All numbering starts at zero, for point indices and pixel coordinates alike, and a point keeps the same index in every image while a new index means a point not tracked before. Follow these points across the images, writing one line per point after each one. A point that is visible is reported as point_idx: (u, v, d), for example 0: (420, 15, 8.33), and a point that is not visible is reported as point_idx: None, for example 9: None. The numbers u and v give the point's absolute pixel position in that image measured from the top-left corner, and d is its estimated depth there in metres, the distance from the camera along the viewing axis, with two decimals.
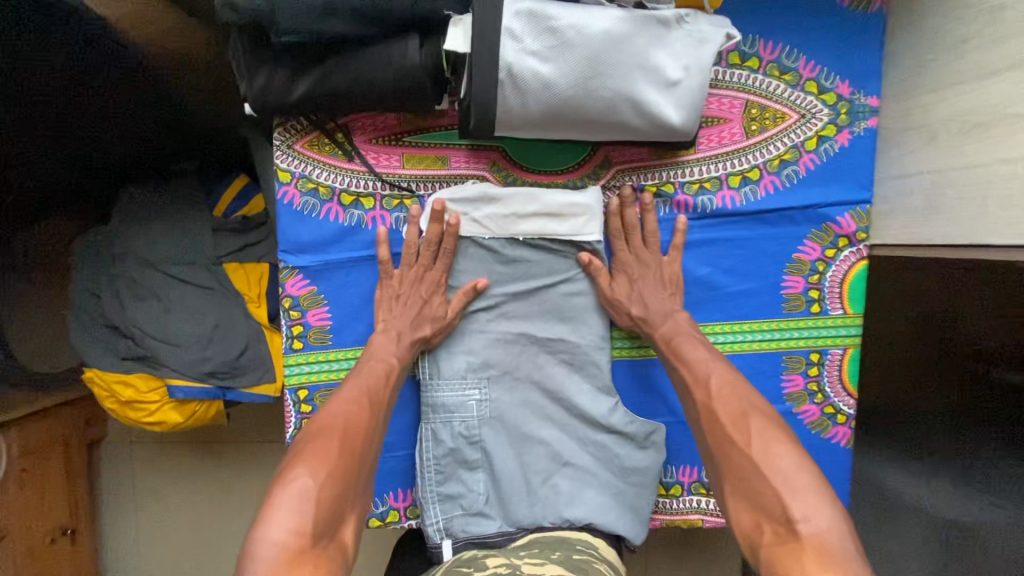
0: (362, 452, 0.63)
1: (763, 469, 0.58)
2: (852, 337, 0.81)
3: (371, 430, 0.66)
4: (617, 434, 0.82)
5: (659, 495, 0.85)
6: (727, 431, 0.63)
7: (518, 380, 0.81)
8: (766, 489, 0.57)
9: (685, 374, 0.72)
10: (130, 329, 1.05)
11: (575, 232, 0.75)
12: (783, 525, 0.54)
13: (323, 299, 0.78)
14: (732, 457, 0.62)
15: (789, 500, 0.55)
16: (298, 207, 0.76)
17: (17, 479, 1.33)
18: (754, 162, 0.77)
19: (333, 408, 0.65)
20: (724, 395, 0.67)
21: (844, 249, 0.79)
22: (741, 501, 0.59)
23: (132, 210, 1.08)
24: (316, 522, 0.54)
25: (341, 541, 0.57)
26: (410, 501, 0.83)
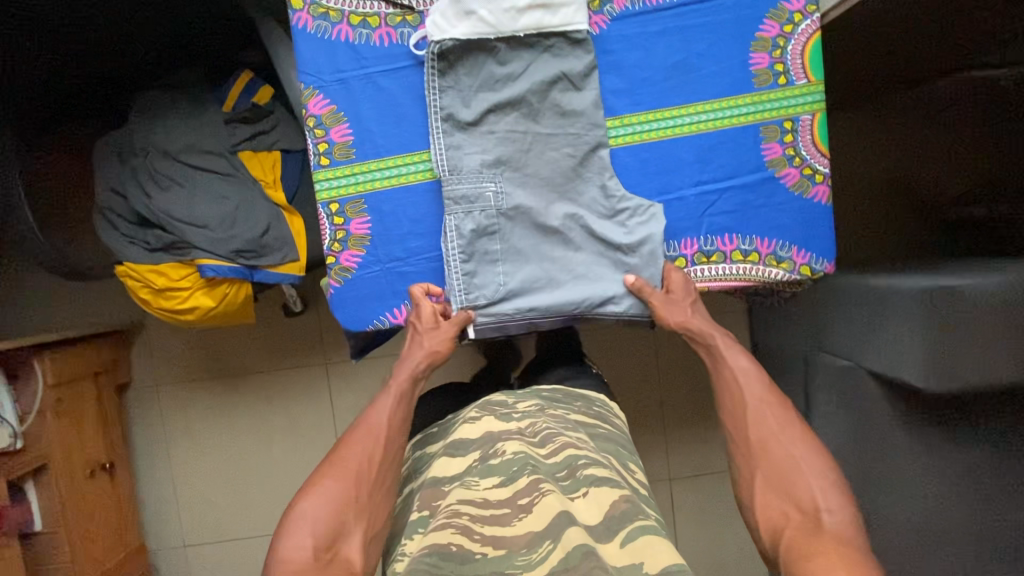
0: (365, 473, 0.74)
1: (798, 470, 0.74)
2: (817, 102, 0.90)
3: (373, 456, 0.77)
4: (622, 217, 0.90)
5: (700, 263, 0.91)
6: (769, 432, 0.80)
7: (528, 176, 0.88)
8: (803, 484, 0.72)
9: (731, 372, 0.89)
10: (158, 217, 1.12)
11: (566, 23, 0.84)
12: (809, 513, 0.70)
13: (343, 116, 0.86)
14: (769, 451, 0.78)
15: (819, 496, 0.71)
16: (312, 31, 0.84)
17: (55, 407, 1.37)
18: None
19: (357, 436, 0.78)
20: (760, 409, 0.82)
21: (799, 23, 0.88)
22: (770, 490, 0.74)
23: (147, 111, 1.16)
24: (321, 539, 0.68)
25: (347, 556, 0.68)
26: (443, 302, 0.90)
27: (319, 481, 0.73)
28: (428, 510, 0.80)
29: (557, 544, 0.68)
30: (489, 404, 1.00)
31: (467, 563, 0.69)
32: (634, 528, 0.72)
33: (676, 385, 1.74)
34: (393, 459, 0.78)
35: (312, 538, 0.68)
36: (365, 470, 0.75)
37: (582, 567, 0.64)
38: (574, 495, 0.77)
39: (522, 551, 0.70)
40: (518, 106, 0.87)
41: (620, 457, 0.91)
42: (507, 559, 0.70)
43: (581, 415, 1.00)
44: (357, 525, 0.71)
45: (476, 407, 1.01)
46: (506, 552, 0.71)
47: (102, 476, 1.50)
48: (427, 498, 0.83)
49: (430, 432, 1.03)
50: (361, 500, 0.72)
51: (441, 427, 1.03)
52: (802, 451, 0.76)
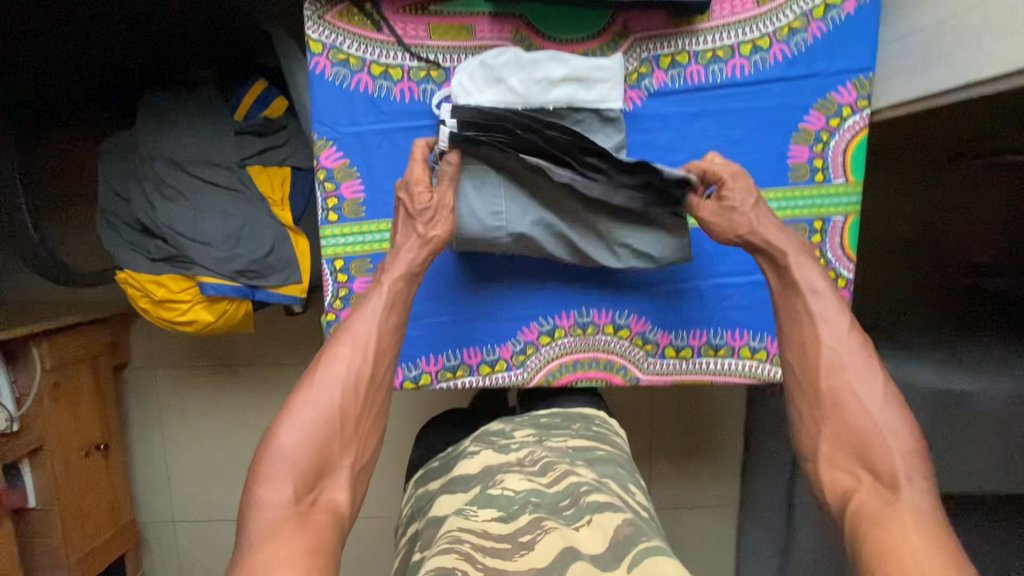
0: (349, 411, 0.71)
1: (879, 435, 0.66)
2: (852, 204, 0.85)
3: (355, 388, 0.72)
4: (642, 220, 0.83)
5: (706, 355, 0.89)
6: (845, 378, 0.71)
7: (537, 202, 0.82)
8: (880, 450, 0.65)
9: (806, 304, 0.76)
10: (160, 229, 1.09)
11: (601, 100, 0.79)
12: (885, 479, 0.64)
13: (356, 171, 0.82)
14: (843, 407, 0.69)
15: (896, 460, 0.64)
16: (330, 77, 0.79)
17: (51, 392, 1.38)
18: (765, 31, 0.80)
19: (340, 350, 0.73)
20: (841, 350, 0.72)
21: (847, 118, 0.83)
22: (839, 448, 0.68)
23: (155, 116, 1.11)
24: (301, 481, 0.65)
25: (331, 501, 0.66)
26: (442, 365, 0.88)
27: (285, 421, 0.68)
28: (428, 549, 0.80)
29: None
30: (487, 437, 1.00)
31: None
32: (637, 551, 0.67)
33: (671, 418, 1.75)
34: (377, 375, 0.75)
35: (287, 480, 0.64)
36: (348, 406, 0.71)
37: None
38: (577, 524, 0.75)
39: None
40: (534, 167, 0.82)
41: (619, 479, 0.89)
42: None
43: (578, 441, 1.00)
44: (342, 458, 0.70)
45: (474, 438, 1.02)
46: None
47: (96, 456, 1.53)
48: (428, 540, 0.82)
49: (430, 466, 1.01)
50: (345, 434, 0.70)
51: (443, 462, 1.01)
52: (887, 406, 0.68)
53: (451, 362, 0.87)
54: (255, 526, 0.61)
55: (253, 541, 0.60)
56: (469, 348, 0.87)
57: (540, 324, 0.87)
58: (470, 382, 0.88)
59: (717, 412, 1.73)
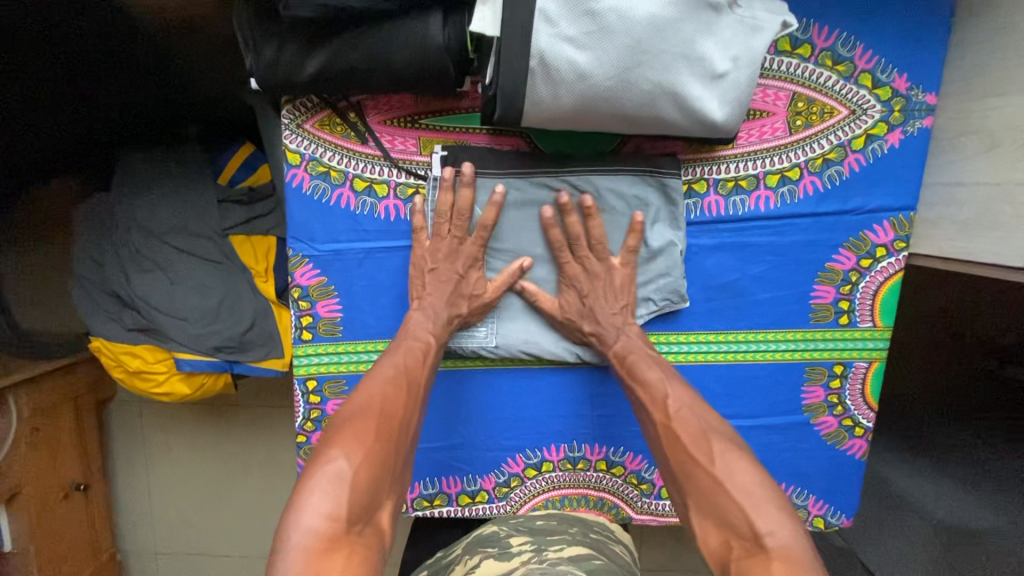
0: (399, 438, 0.61)
1: (727, 489, 0.56)
2: (879, 350, 0.77)
3: (409, 421, 0.64)
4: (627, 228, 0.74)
5: None
6: (687, 451, 0.62)
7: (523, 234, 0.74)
8: (732, 508, 0.55)
9: (638, 397, 0.69)
10: (135, 301, 1.03)
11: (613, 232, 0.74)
12: (748, 537, 0.52)
13: (333, 290, 0.75)
14: (692, 476, 0.60)
15: (754, 516, 0.53)
16: (308, 191, 0.72)
17: (29, 438, 1.35)
18: (795, 161, 0.72)
19: (372, 387, 0.64)
20: (684, 416, 0.65)
21: (881, 259, 0.74)
22: (704, 518, 0.57)
23: (134, 178, 1.04)
24: (351, 507, 0.52)
25: (378, 526, 0.54)
26: (418, 493, 0.81)
27: (339, 444, 0.56)
28: None
29: None
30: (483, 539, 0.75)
31: None
32: None
33: None
34: (421, 397, 0.67)
35: (330, 504, 0.51)
36: (396, 434, 0.61)
37: None
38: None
39: None
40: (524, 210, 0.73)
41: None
42: None
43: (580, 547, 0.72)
44: (388, 491, 0.57)
45: (467, 546, 0.77)
46: None
47: (76, 496, 1.50)
48: None
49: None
50: (394, 465, 0.59)
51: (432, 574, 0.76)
52: (732, 466, 0.58)
53: (428, 490, 0.81)
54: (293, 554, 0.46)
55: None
56: (449, 477, 0.81)
57: (526, 457, 0.81)
58: (448, 511, 0.82)
59: None
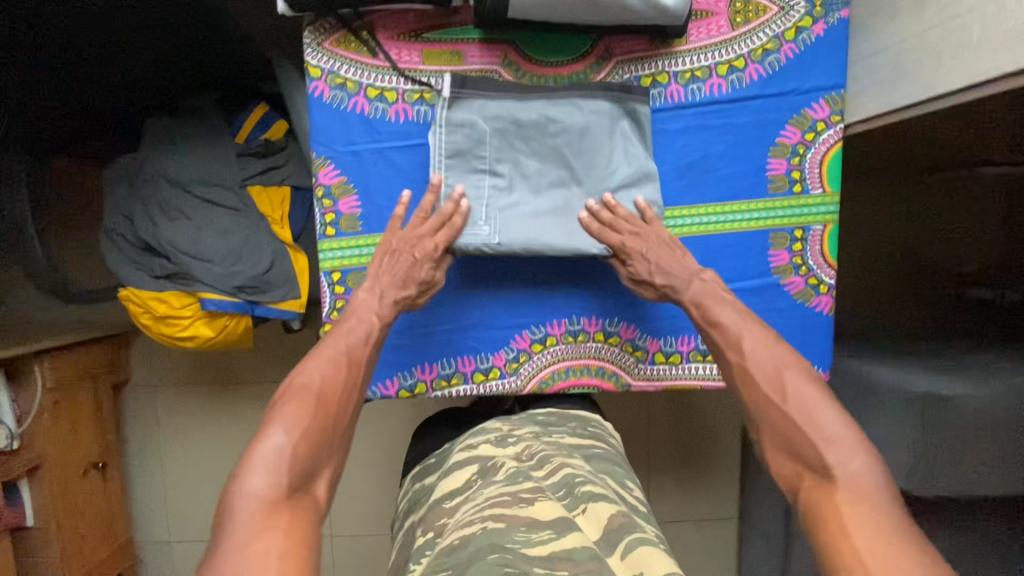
0: (335, 420, 0.67)
1: (799, 426, 0.64)
2: (830, 213, 0.89)
3: (348, 397, 0.71)
4: (605, 142, 0.84)
5: (696, 361, 0.91)
6: (761, 390, 0.69)
7: (517, 149, 0.84)
8: (805, 443, 0.62)
9: (715, 337, 0.77)
10: (163, 247, 1.12)
11: (593, 147, 0.84)
12: (819, 471, 0.60)
13: (353, 188, 0.86)
14: (767, 413, 0.67)
15: (824, 450, 0.61)
16: (328, 100, 0.84)
17: (52, 410, 1.39)
18: (739, 52, 0.85)
19: (314, 368, 0.70)
20: (758, 355, 0.72)
21: (822, 132, 0.87)
22: (777, 448, 0.65)
23: (161, 138, 1.15)
24: (293, 475, 0.59)
25: (315, 494, 0.61)
26: (436, 374, 0.90)
27: (279, 421, 0.63)
28: (434, 534, 0.72)
29: (558, 535, 0.62)
30: (483, 432, 0.92)
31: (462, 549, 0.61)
32: (632, 539, 0.63)
33: (671, 435, 1.68)
34: (361, 379, 0.74)
35: (280, 458, 0.59)
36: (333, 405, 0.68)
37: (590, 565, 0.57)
38: (573, 512, 0.68)
39: (521, 529, 0.63)
40: (515, 128, 0.83)
41: (617, 477, 0.80)
42: (507, 534, 0.62)
43: (574, 439, 0.89)
44: (327, 463, 0.64)
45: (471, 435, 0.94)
46: (506, 527, 0.63)
47: (94, 475, 1.53)
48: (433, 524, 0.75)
49: (429, 463, 0.94)
50: (332, 442, 0.65)
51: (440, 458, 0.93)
52: (805, 395, 0.66)
53: (445, 370, 0.90)
54: (238, 517, 0.54)
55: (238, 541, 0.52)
56: (463, 357, 0.90)
57: (532, 333, 0.90)
58: (465, 390, 0.90)
59: (718, 421, 1.68)
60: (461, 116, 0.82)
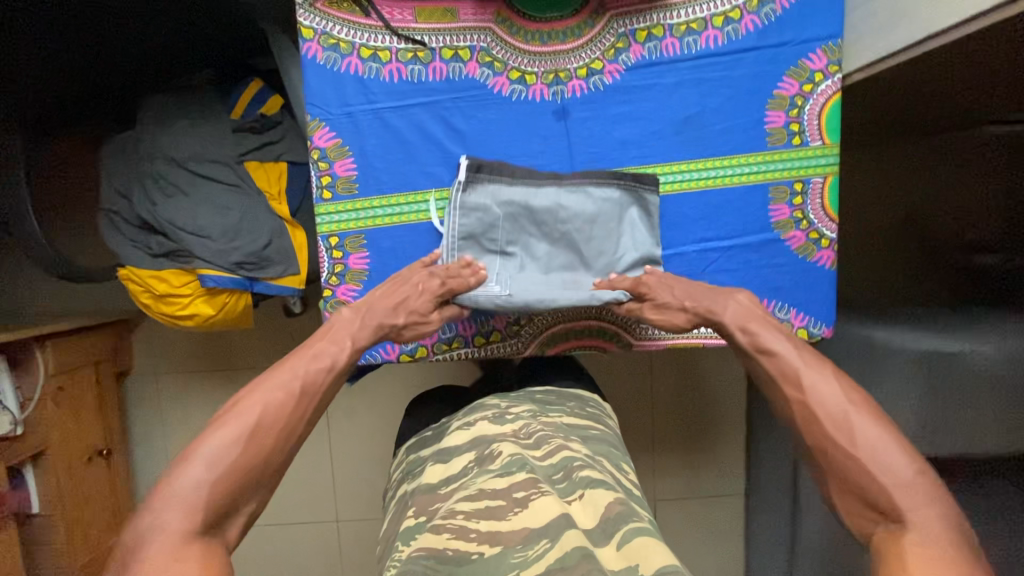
0: (271, 454, 0.62)
1: (866, 465, 0.58)
2: (830, 165, 0.88)
3: (291, 429, 0.65)
4: (616, 225, 0.84)
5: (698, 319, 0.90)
6: (824, 427, 0.63)
7: (529, 229, 0.83)
8: (873, 486, 0.57)
9: (765, 368, 0.73)
10: (161, 225, 1.12)
11: (604, 229, 0.84)
12: (891, 516, 0.55)
13: (348, 151, 0.85)
14: (828, 451, 0.62)
15: (895, 495, 0.55)
16: (321, 62, 0.83)
17: (55, 396, 1.39)
18: (735, 3, 0.84)
19: (258, 392, 0.65)
20: (819, 389, 0.66)
21: (820, 83, 0.86)
22: (845, 491, 0.59)
23: (157, 115, 1.15)
24: (211, 512, 0.55)
25: (228, 536, 0.56)
26: (437, 338, 0.89)
27: (203, 446, 0.58)
28: (424, 518, 0.71)
29: (555, 544, 0.58)
30: (481, 407, 0.92)
31: (463, 567, 0.58)
32: (631, 529, 0.62)
33: (675, 410, 1.67)
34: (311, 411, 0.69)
35: (217, 468, 0.57)
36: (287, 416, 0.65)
37: (582, 568, 0.54)
38: (570, 498, 0.68)
39: (518, 549, 0.59)
40: (528, 209, 0.83)
41: (612, 459, 0.81)
42: (504, 558, 0.58)
43: (572, 417, 0.90)
44: (252, 498, 0.59)
45: (468, 409, 0.95)
46: (502, 550, 0.59)
47: (99, 461, 1.53)
48: (423, 507, 0.74)
49: (424, 435, 0.95)
50: (262, 474, 0.61)
51: (436, 431, 0.94)
52: (872, 431, 0.60)
53: (446, 334, 0.89)
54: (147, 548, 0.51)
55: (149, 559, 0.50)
56: (464, 321, 0.89)
57: None
58: (466, 353, 0.89)
59: (723, 395, 1.67)
60: (474, 199, 0.82)
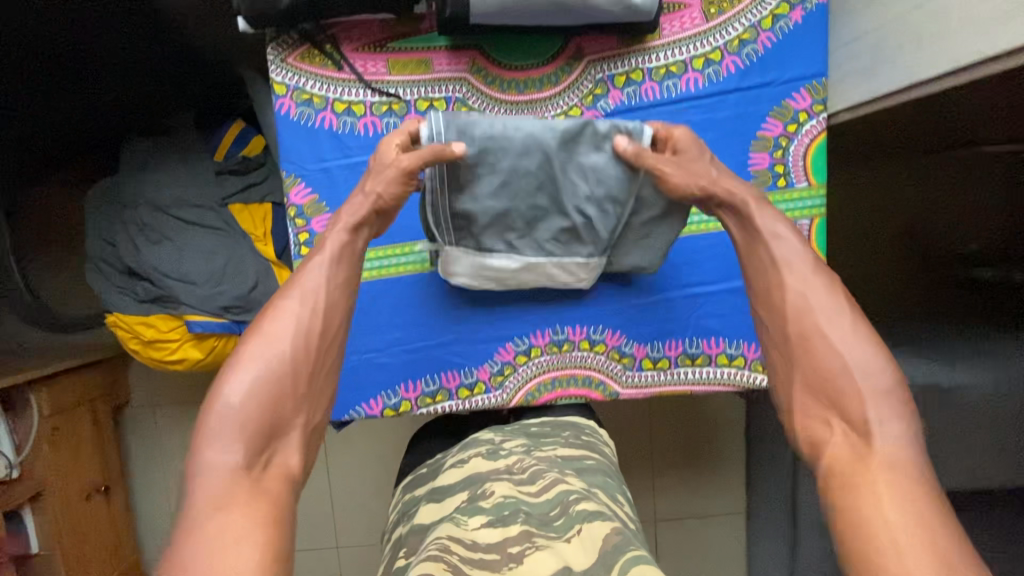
0: (304, 376, 0.62)
1: (844, 370, 0.57)
2: (817, 207, 0.86)
3: (312, 342, 0.64)
4: (603, 171, 0.78)
5: (685, 365, 0.89)
6: (821, 341, 0.59)
7: (513, 187, 0.78)
8: (848, 393, 0.56)
9: (767, 252, 0.68)
10: (147, 272, 1.11)
11: (590, 172, 0.78)
12: (858, 427, 0.54)
13: (325, 206, 0.84)
14: (810, 349, 0.60)
15: (869, 405, 0.54)
16: (295, 117, 0.82)
17: (50, 438, 1.38)
18: (715, 44, 0.82)
19: (277, 313, 0.64)
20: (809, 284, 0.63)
21: (804, 123, 0.84)
22: (810, 393, 0.59)
23: (140, 161, 1.15)
24: (258, 436, 0.56)
25: (282, 464, 0.57)
26: (421, 391, 0.88)
27: (237, 371, 0.59)
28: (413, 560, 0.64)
29: None
30: (475, 442, 0.84)
31: None
32: (629, 558, 0.55)
33: (672, 431, 1.65)
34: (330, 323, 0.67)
35: (253, 388, 0.58)
36: (318, 340, 0.65)
37: None
38: (565, 536, 0.60)
39: None
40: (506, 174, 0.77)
41: (609, 490, 0.72)
42: None
43: (564, 450, 0.80)
44: (295, 422, 0.60)
45: (461, 444, 0.86)
46: None
47: (97, 497, 1.53)
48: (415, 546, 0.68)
49: (419, 473, 0.86)
50: (296, 396, 0.61)
51: (431, 468, 0.85)
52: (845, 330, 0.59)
53: (430, 387, 0.88)
54: (199, 493, 0.51)
55: (196, 508, 0.50)
56: (447, 373, 0.88)
57: (516, 345, 0.88)
58: (451, 406, 0.88)
59: (722, 413, 1.65)
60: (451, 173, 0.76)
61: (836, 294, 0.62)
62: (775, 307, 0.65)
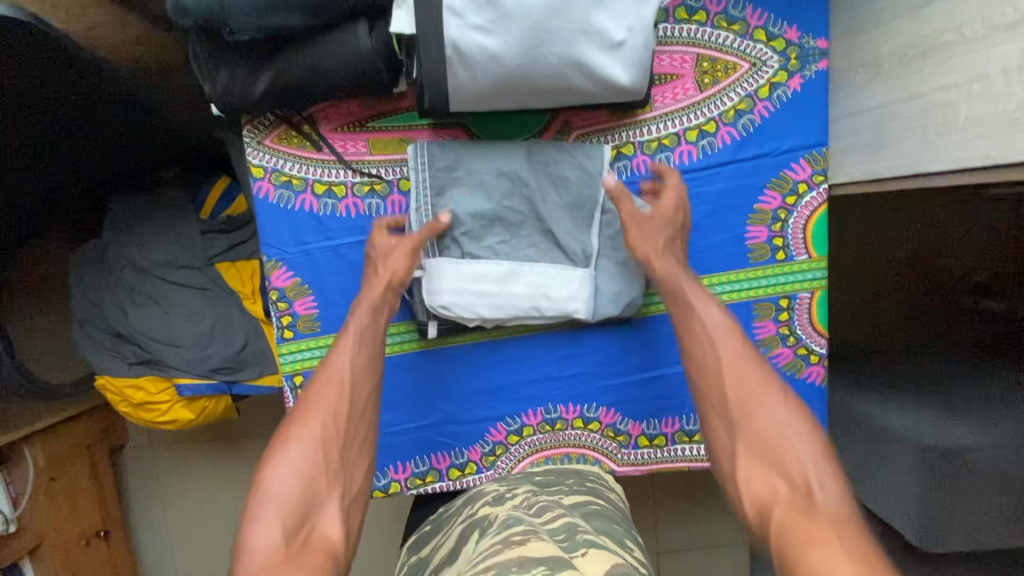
0: (340, 449, 0.61)
1: (786, 437, 0.56)
2: (818, 280, 0.82)
3: (339, 411, 0.63)
4: (581, 180, 0.78)
5: (682, 442, 0.86)
6: (766, 421, 0.58)
7: (497, 202, 0.77)
8: (791, 457, 0.55)
9: (701, 323, 0.67)
10: (134, 334, 1.09)
11: (566, 184, 0.78)
12: (800, 489, 0.52)
13: (308, 289, 0.81)
14: (752, 417, 0.58)
15: (807, 466, 0.54)
16: (274, 200, 0.79)
17: (47, 487, 1.30)
18: (709, 115, 0.79)
19: (312, 389, 0.64)
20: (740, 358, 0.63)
21: (804, 194, 0.80)
22: (755, 457, 0.57)
23: (124, 220, 1.12)
24: (297, 512, 0.54)
25: (325, 536, 0.53)
26: (411, 472, 0.86)
27: (280, 453, 0.58)
28: None
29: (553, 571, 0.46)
30: (481, 493, 0.76)
31: None
32: None
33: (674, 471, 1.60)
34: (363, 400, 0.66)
35: (298, 474, 0.56)
36: (349, 415, 0.63)
37: None
38: (572, 555, 0.52)
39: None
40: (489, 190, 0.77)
41: (616, 536, 0.63)
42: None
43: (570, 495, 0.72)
44: (332, 499, 0.57)
45: (467, 497, 0.79)
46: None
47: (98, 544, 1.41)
48: None
49: (424, 531, 0.79)
50: (334, 471, 0.59)
51: (435, 525, 0.78)
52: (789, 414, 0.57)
53: (420, 468, 0.86)
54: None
55: None
56: (438, 454, 0.86)
57: (508, 424, 0.86)
58: (441, 487, 0.86)
59: None
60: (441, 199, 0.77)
61: (759, 365, 0.62)
62: (708, 363, 0.65)
